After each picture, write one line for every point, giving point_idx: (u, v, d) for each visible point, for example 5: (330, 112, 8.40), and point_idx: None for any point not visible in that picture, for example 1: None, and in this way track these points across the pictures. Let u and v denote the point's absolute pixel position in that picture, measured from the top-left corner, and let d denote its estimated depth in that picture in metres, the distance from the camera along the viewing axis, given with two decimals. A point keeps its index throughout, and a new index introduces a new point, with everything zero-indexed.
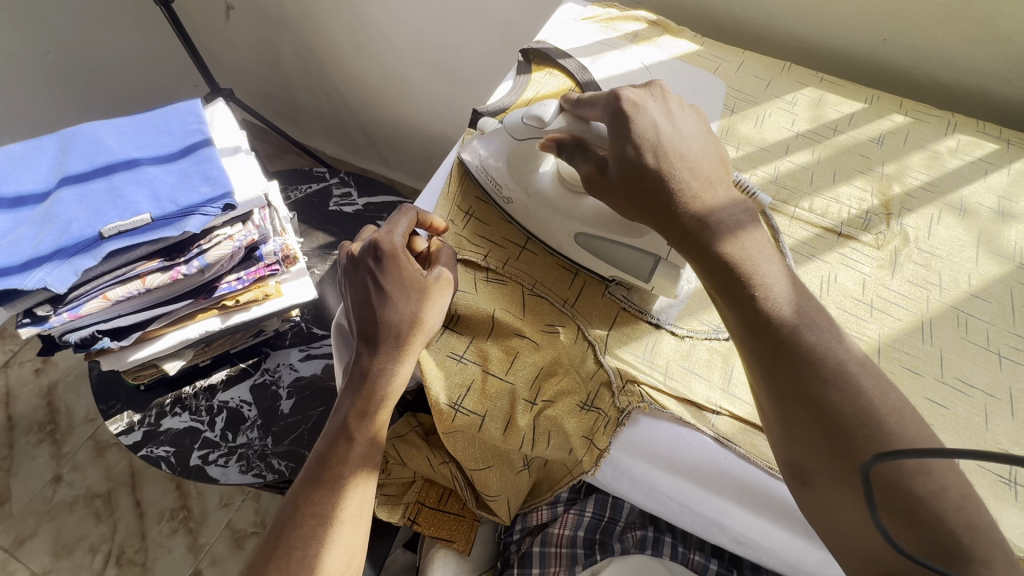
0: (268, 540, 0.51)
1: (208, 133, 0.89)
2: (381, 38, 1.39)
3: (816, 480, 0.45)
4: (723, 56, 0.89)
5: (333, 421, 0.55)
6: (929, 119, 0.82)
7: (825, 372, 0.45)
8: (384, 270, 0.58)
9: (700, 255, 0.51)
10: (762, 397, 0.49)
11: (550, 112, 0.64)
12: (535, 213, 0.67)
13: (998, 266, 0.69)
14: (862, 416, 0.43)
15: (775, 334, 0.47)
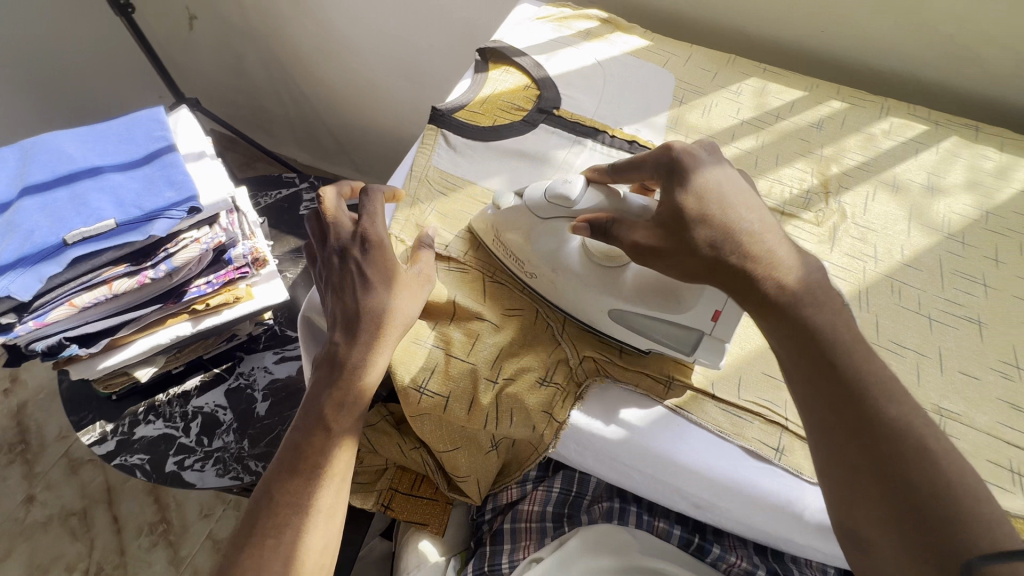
0: (243, 528, 0.53)
1: (171, 139, 0.90)
2: (346, 44, 1.41)
3: (876, 549, 0.42)
4: (672, 50, 0.93)
5: (308, 410, 0.56)
6: (864, 103, 0.87)
7: (906, 447, 0.43)
8: (362, 260, 0.59)
9: (784, 323, 0.50)
10: (824, 457, 0.46)
11: (577, 189, 0.59)
12: (564, 288, 0.63)
13: (928, 237, 0.73)
14: (944, 497, 0.41)
15: (850, 395, 0.46)
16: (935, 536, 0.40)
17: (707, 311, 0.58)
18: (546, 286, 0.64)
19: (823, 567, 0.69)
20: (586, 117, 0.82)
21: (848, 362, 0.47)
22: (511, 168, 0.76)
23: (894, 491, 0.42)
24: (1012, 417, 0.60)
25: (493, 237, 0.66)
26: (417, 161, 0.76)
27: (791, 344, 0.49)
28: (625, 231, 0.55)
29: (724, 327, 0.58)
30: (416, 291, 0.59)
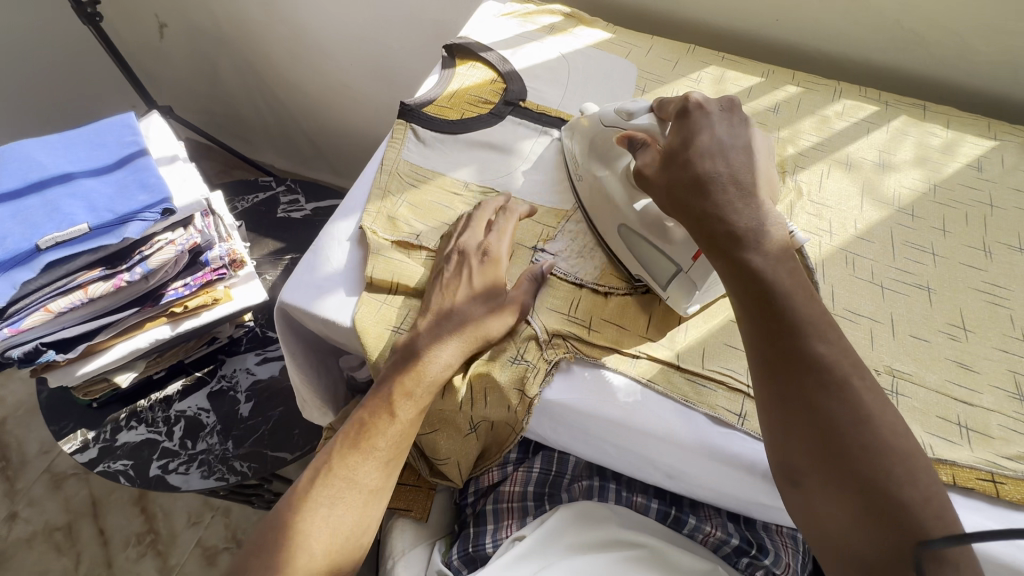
0: (303, 483, 0.60)
1: (143, 144, 0.91)
2: (318, 48, 1.42)
3: (804, 478, 0.46)
4: (634, 42, 0.96)
5: (379, 395, 0.61)
6: (818, 87, 0.91)
7: (830, 382, 0.47)
8: (480, 272, 0.64)
9: (733, 265, 0.52)
10: (763, 397, 0.50)
11: (639, 107, 0.67)
12: (596, 196, 0.71)
13: (880, 211, 0.77)
14: (862, 429, 0.45)
15: (789, 336, 0.49)
16: (853, 469, 0.44)
17: (689, 251, 0.61)
18: (587, 190, 0.73)
19: (789, 533, 0.72)
20: (552, 108, 0.85)
21: (789, 304, 0.49)
22: (480, 159, 0.79)
23: (820, 427, 0.46)
24: (961, 375, 0.63)
25: (568, 143, 0.77)
26: (387, 155, 0.78)
27: (739, 289, 0.52)
28: (643, 154, 0.62)
29: (700, 270, 0.60)
30: (512, 316, 0.63)
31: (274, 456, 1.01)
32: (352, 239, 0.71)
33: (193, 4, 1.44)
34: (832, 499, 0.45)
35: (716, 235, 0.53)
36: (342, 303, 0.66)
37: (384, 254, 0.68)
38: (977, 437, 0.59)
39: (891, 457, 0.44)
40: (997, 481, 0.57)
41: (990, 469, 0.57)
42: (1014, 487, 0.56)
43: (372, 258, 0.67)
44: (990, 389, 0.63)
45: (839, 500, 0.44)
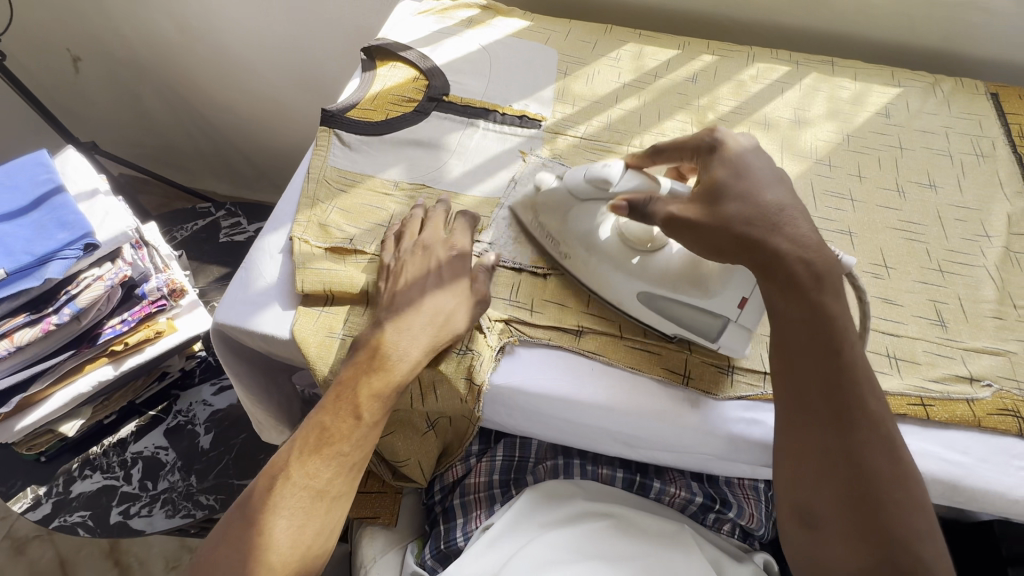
0: (252, 493, 0.56)
1: (59, 181, 0.87)
2: (246, 68, 1.40)
3: (825, 527, 0.50)
4: (551, 27, 0.97)
5: (343, 395, 0.58)
6: (732, 54, 0.94)
7: (882, 438, 0.50)
8: (445, 267, 0.64)
9: (803, 318, 0.52)
10: (800, 443, 0.51)
11: (617, 171, 0.63)
12: (595, 268, 0.65)
13: (799, 164, 0.80)
14: (895, 488, 0.49)
15: (848, 391, 0.51)
16: (881, 528, 0.48)
17: (733, 299, 0.59)
18: (577, 266, 0.66)
19: (753, 485, 0.74)
20: (476, 99, 0.85)
21: (848, 360, 0.51)
22: (408, 157, 0.78)
23: (856, 482, 0.49)
24: (886, 309, 0.67)
25: (532, 219, 0.70)
26: (313, 163, 0.77)
27: (788, 340, 0.53)
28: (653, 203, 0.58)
29: (750, 314, 0.59)
30: (474, 312, 0.62)
31: (242, 485, 0.99)
32: (283, 251, 0.69)
33: (104, 31, 1.38)
34: (851, 552, 0.49)
35: (788, 283, 0.52)
36: (279, 317, 0.65)
37: (313, 264, 0.66)
38: (906, 365, 0.62)
39: (917, 518, 0.49)
40: (926, 404, 0.60)
41: (919, 394, 0.60)
42: (941, 408, 0.60)
43: (298, 271, 0.66)
44: (913, 319, 0.66)
45: (863, 555, 0.48)
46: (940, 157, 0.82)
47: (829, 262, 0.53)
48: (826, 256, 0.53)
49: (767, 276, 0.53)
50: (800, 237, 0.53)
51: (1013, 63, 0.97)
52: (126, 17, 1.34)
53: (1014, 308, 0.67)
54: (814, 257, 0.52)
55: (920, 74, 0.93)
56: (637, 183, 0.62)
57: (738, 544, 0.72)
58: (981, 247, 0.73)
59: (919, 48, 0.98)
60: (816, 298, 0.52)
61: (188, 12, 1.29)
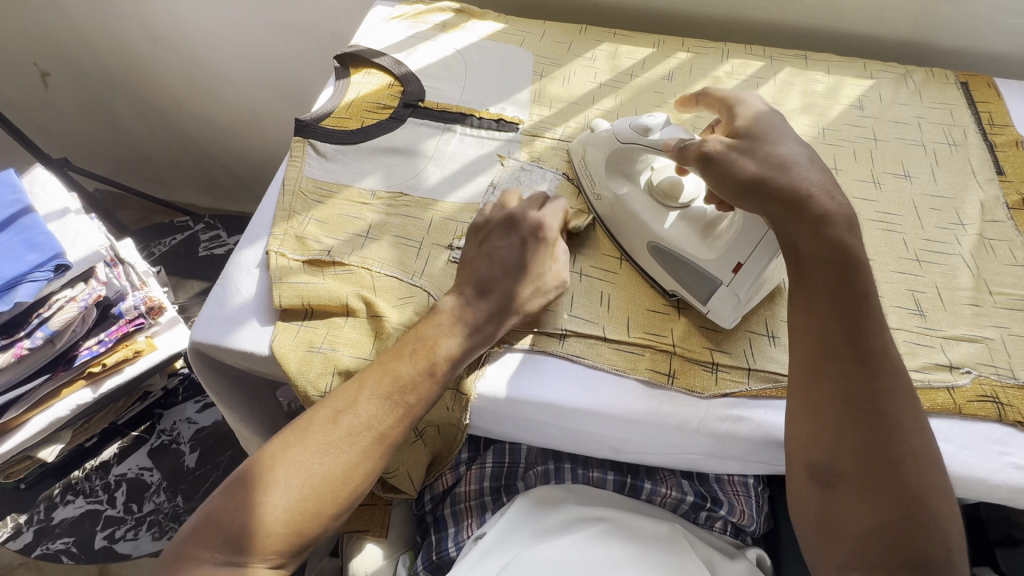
0: (296, 422, 0.54)
1: (27, 201, 0.85)
2: (221, 77, 1.38)
3: (839, 483, 0.52)
4: (526, 29, 0.97)
5: (416, 346, 0.57)
6: (707, 51, 0.94)
7: (899, 393, 0.52)
8: (521, 246, 0.63)
9: (829, 262, 0.54)
10: (824, 389, 0.53)
11: (658, 122, 0.66)
12: (618, 213, 0.70)
13: None
14: (911, 441, 0.51)
15: (870, 343, 0.53)
16: (898, 477, 0.50)
17: (728, 263, 0.61)
18: (607, 207, 0.72)
19: (744, 480, 0.72)
20: (452, 104, 0.84)
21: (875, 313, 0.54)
22: (385, 165, 0.77)
23: (874, 429, 0.52)
24: None
25: (581, 157, 0.75)
26: (288, 174, 0.75)
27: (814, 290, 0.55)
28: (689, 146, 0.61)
29: (743, 282, 0.60)
30: (546, 292, 0.63)
31: None
32: (260, 266, 0.68)
33: (73, 45, 1.35)
34: (869, 500, 0.51)
35: (817, 219, 0.55)
36: (258, 333, 0.64)
37: (290, 278, 0.65)
38: None
39: (931, 474, 0.51)
40: None
41: None
42: (923, 397, 0.60)
43: (276, 286, 0.64)
44: (892, 309, 0.67)
45: (881, 503, 0.50)
46: (914, 147, 0.83)
47: (850, 210, 0.56)
48: (844, 201, 0.56)
49: (781, 223, 0.56)
50: (820, 181, 0.56)
51: (980, 52, 0.99)
52: (95, 31, 1.31)
53: (989, 295, 0.68)
54: (840, 198, 0.56)
55: (891, 65, 0.94)
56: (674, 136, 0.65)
57: (731, 540, 0.71)
58: (956, 235, 0.73)
59: (890, 39, 0.99)
60: (838, 232, 0.54)
61: (158, 23, 1.27)
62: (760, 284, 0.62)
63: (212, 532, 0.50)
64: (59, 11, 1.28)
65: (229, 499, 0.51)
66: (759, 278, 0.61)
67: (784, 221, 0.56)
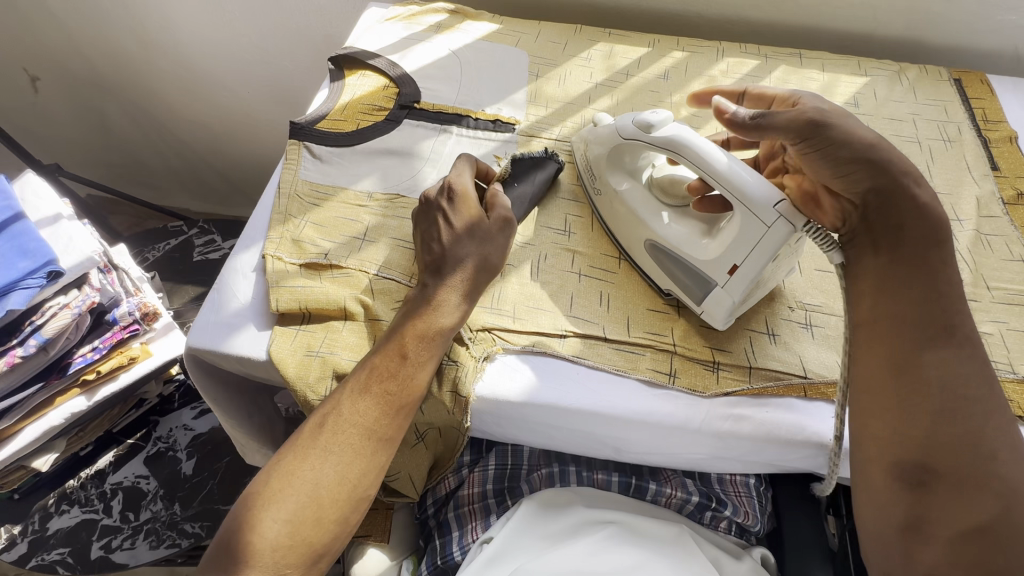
0: (297, 434, 0.56)
1: (18, 208, 0.84)
2: (214, 80, 1.37)
3: (935, 478, 0.50)
4: (521, 30, 0.96)
5: (391, 339, 0.58)
6: (702, 50, 0.95)
7: (985, 377, 0.52)
8: (455, 208, 0.62)
9: (917, 242, 0.56)
10: (899, 377, 0.53)
11: (660, 117, 0.63)
12: (616, 209, 0.70)
13: None
14: (999, 429, 0.50)
15: (956, 325, 0.53)
16: (989, 469, 0.49)
17: (723, 265, 0.60)
18: (607, 205, 0.72)
19: (744, 480, 0.71)
20: (448, 105, 0.84)
21: (951, 295, 0.54)
22: (381, 167, 0.77)
23: (957, 418, 0.50)
24: None
25: (585, 152, 0.75)
26: (284, 177, 0.75)
27: (891, 272, 0.56)
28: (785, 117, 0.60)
29: (737, 284, 0.60)
30: (502, 239, 0.63)
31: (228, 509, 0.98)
32: (256, 270, 0.68)
33: (62, 49, 1.34)
34: (965, 498, 0.48)
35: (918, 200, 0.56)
36: (255, 338, 0.63)
37: (286, 282, 0.65)
38: None
39: (1022, 465, 0.49)
40: None
41: None
42: None
43: (273, 290, 0.64)
44: None
45: (978, 501, 0.48)
46: (909, 143, 0.83)
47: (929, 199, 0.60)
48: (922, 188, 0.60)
49: (885, 199, 0.57)
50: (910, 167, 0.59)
51: (973, 48, 0.99)
52: (85, 35, 1.30)
53: (987, 290, 0.69)
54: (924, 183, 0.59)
55: (885, 63, 0.95)
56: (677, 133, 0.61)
57: (736, 540, 0.71)
58: (953, 231, 0.74)
59: (883, 36, 1.00)
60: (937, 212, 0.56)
61: (149, 27, 1.26)
62: (755, 286, 0.61)
63: (226, 555, 0.50)
64: (48, 14, 1.26)
65: (242, 515, 0.52)
66: (754, 281, 0.60)
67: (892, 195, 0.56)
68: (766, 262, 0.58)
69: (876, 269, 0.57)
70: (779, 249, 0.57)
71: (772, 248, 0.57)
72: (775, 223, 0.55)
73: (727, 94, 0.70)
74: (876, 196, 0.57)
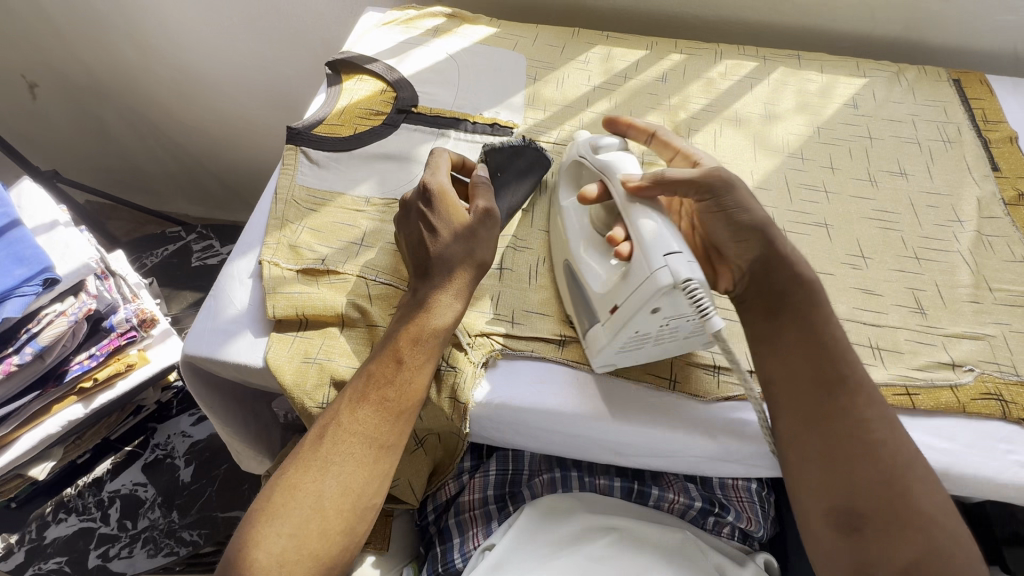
0: (297, 448, 0.55)
1: (14, 215, 0.83)
2: (212, 86, 1.37)
3: (864, 526, 0.49)
4: (519, 33, 0.96)
5: (386, 346, 0.57)
6: (700, 52, 0.94)
7: (881, 416, 0.53)
8: (433, 208, 0.61)
9: (796, 306, 0.57)
10: (811, 431, 0.53)
11: (609, 142, 0.65)
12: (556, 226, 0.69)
13: (773, 159, 0.80)
14: (908, 464, 0.50)
15: (841, 373, 0.54)
16: (908, 506, 0.49)
17: (609, 304, 0.57)
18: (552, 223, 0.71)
19: (748, 486, 0.71)
20: (446, 109, 0.83)
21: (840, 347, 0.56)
22: (378, 172, 0.77)
23: (867, 460, 0.51)
24: (867, 300, 0.67)
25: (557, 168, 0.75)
26: (281, 183, 0.75)
27: (784, 333, 0.57)
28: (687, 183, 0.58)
29: (615, 324, 0.56)
30: (492, 235, 0.62)
31: (226, 517, 0.97)
32: (253, 276, 0.67)
33: (60, 56, 1.34)
34: (896, 539, 0.48)
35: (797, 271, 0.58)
36: (252, 345, 0.63)
37: (283, 288, 0.64)
38: (889, 355, 0.62)
39: (931, 496, 0.49)
40: (911, 393, 0.60)
41: (904, 384, 0.60)
42: (926, 396, 0.60)
43: (270, 297, 0.63)
44: (894, 308, 0.66)
45: (904, 543, 0.47)
46: (908, 144, 0.83)
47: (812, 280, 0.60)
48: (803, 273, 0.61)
49: (770, 270, 0.58)
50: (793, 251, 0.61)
51: (972, 48, 0.99)
52: (83, 42, 1.30)
53: (989, 291, 0.68)
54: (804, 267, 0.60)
55: (884, 64, 0.94)
56: (620, 157, 0.63)
57: (739, 546, 0.70)
58: (954, 232, 0.73)
59: (882, 37, 0.99)
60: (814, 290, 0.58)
61: (147, 33, 1.26)
62: (641, 337, 0.57)
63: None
64: (46, 21, 1.26)
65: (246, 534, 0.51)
66: (634, 330, 0.55)
67: (771, 265, 0.58)
68: (641, 315, 0.54)
69: (771, 332, 0.58)
70: (657, 301, 0.52)
71: (646, 298, 0.52)
72: (656, 271, 0.52)
73: (637, 129, 0.70)
74: (762, 266, 0.58)
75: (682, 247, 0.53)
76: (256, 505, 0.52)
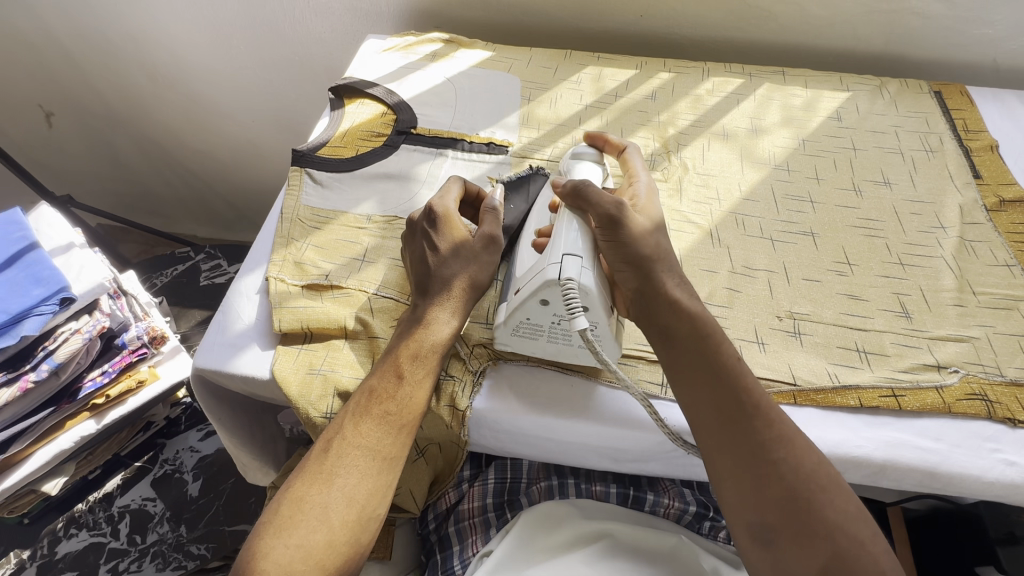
0: (302, 464, 0.56)
1: (33, 238, 0.87)
2: (218, 112, 1.42)
3: (777, 537, 0.49)
4: (513, 56, 1.00)
5: (385, 361, 0.60)
6: (688, 70, 0.98)
7: (783, 434, 0.52)
8: (436, 230, 0.64)
9: (688, 328, 0.56)
10: (715, 452, 0.53)
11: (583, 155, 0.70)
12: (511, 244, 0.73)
13: (759, 171, 0.83)
14: (812, 477, 0.50)
15: (738, 395, 0.53)
16: (814, 515, 0.49)
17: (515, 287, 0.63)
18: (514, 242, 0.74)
19: None
20: (443, 129, 0.87)
21: (733, 369, 0.54)
22: (379, 191, 0.80)
23: (773, 477, 0.50)
24: (853, 305, 0.69)
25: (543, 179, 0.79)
26: (286, 204, 0.78)
27: (675, 360, 0.56)
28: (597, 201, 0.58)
29: (514, 307, 0.61)
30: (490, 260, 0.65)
31: (234, 530, 0.99)
32: (260, 292, 0.70)
33: (77, 88, 1.40)
34: (805, 547, 0.48)
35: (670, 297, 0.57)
36: (259, 358, 0.65)
37: (289, 303, 0.67)
38: (875, 358, 0.64)
39: (840, 501, 0.50)
40: (897, 394, 0.61)
41: (890, 385, 0.62)
42: (913, 397, 0.61)
43: (276, 311, 0.66)
44: (880, 312, 0.68)
45: (814, 551, 0.48)
46: (892, 154, 0.85)
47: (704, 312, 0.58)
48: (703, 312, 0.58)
49: (650, 300, 0.57)
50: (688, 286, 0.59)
51: (953, 60, 1.02)
52: (98, 74, 1.36)
53: (973, 295, 0.70)
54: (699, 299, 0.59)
55: (867, 78, 0.98)
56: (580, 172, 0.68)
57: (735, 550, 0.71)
58: (937, 238, 0.75)
59: (864, 51, 1.03)
60: (699, 314, 0.57)
61: (159, 65, 1.32)
62: (533, 327, 0.62)
63: None
64: (64, 56, 1.32)
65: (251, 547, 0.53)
66: (526, 317, 0.61)
67: (646, 293, 0.57)
68: (531, 303, 0.59)
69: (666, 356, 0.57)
70: (542, 292, 0.58)
71: (535, 286, 0.58)
72: (548, 265, 0.57)
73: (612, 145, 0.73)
74: (638, 297, 0.58)
75: (585, 254, 0.58)
76: (262, 519, 0.54)
